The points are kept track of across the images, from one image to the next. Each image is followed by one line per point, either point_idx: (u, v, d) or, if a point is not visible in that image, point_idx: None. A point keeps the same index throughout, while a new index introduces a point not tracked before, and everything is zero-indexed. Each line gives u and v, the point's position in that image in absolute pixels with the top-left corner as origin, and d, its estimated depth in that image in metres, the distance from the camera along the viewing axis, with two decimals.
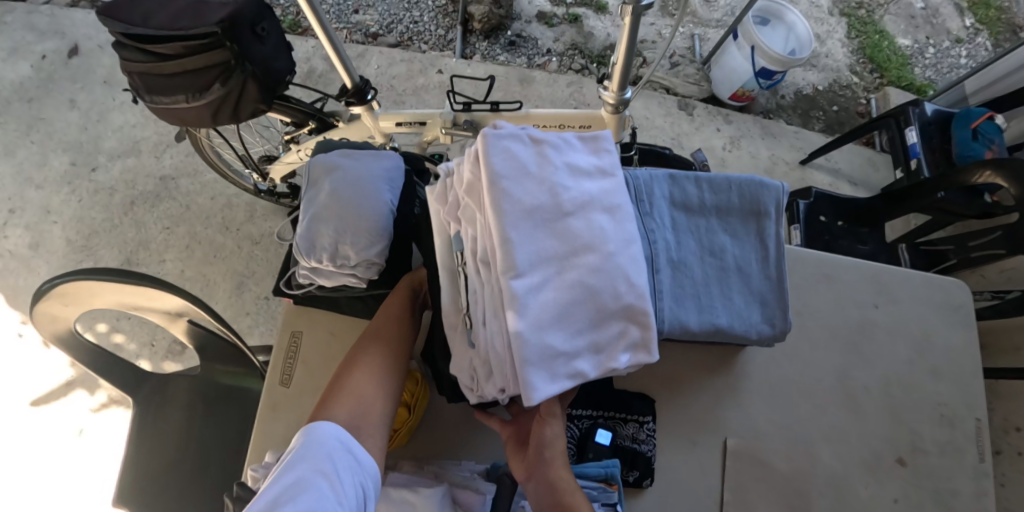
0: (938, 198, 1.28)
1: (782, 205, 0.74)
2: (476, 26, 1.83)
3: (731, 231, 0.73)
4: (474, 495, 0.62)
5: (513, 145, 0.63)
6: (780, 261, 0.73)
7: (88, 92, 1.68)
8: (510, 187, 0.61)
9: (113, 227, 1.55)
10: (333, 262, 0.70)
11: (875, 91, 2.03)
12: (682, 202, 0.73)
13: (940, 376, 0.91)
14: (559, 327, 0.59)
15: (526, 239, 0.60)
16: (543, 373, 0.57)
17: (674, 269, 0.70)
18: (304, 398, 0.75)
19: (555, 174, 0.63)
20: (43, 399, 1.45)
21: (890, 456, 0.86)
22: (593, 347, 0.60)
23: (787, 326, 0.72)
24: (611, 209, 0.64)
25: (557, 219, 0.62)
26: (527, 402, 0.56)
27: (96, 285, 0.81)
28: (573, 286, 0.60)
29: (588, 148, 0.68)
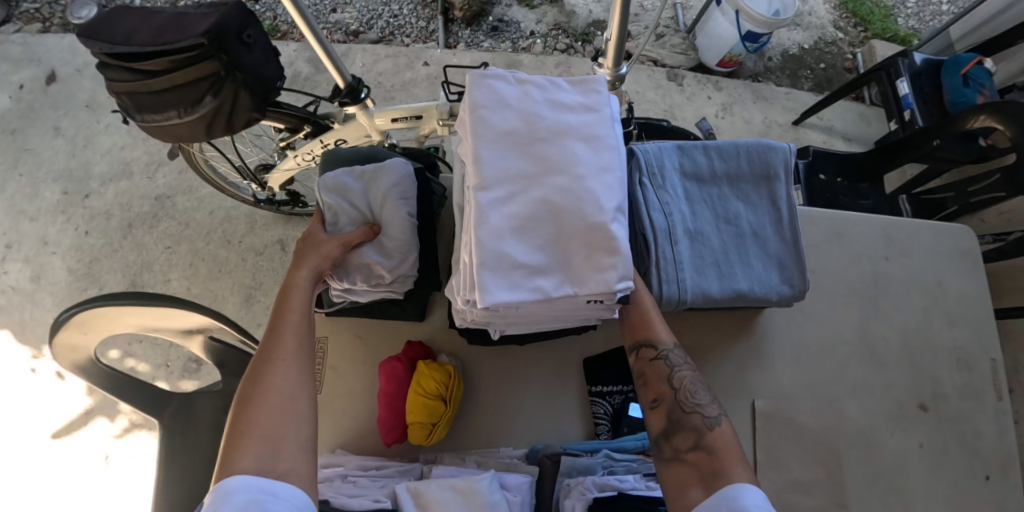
0: (935, 146, 1.28)
1: (791, 167, 0.75)
2: (457, 14, 1.81)
3: (742, 193, 0.74)
4: (518, 478, 0.60)
5: (496, 82, 0.63)
6: (794, 223, 0.74)
7: (72, 118, 1.65)
8: (485, 115, 0.61)
9: (114, 251, 1.54)
10: (368, 283, 0.71)
11: (861, 45, 2.04)
12: (693, 171, 0.73)
13: (955, 323, 0.94)
14: (520, 238, 0.58)
15: (496, 159, 0.60)
16: (502, 280, 0.57)
17: (692, 238, 0.70)
18: (334, 403, 0.74)
19: (534, 105, 0.62)
20: (64, 430, 1.45)
21: (913, 403, 0.89)
22: (556, 266, 0.59)
23: (805, 286, 0.73)
24: (589, 139, 0.62)
25: (531, 144, 0.61)
26: (481, 302, 0.56)
27: (113, 309, 0.81)
28: (539, 204, 0.59)
29: (577, 86, 0.65)
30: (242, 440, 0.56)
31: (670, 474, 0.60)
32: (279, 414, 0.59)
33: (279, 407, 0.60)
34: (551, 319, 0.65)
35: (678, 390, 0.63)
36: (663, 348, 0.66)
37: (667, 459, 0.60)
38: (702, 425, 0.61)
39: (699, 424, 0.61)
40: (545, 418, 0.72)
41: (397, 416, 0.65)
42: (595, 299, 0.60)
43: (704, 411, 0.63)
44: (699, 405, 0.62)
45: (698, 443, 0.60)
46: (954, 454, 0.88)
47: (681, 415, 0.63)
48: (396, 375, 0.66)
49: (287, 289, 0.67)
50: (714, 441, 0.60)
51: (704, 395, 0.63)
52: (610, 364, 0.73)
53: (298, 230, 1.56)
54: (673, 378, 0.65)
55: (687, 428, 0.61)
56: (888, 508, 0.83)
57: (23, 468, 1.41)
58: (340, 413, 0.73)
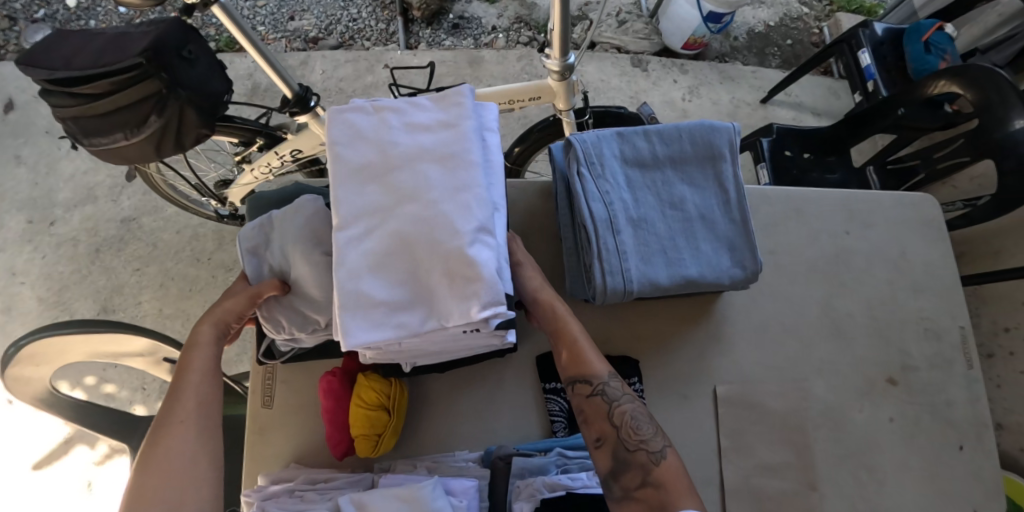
0: (899, 114, 1.28)
1: (736, 146, 0.73)
2: (416, 14, 1.79)
3: (688, 174, 0.72)
4: (463, 483, 0.59)
5: (352, 113, 0.59)
6: (743, 203, 0.72)
7: (32, 145, 1.63)
8: (339, 151, 0.58)
9: (83, 277, 1.52)
10: (304, 331, 0.66)
11: (826, 19, 2.03)
12: (633, 156, 0.71)
13: (921, 292, 0.93)
14: (378, 274, 0.55)
15: (350, 195, 0.56)
16: (361, 320, 0.54)
17: (635, 225, 0.69)
18: (287, 418, 0.72)
19: (390, 132, 0.59)
20: (44, 460, 1.43)
21: (881, 377, 0.88)
22: (419, 298, 0.55)
23: (758, 267, 0.71)
24: (444, 160, 0.57)
25: (385, 174, 0.57)
26: (342, 345, 0.53)
27: (60, 339, 0.79)
28: (393, 238, 0.55)
29: (438, 104, 0.60)
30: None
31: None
32: (178, 486, 0.57)
33: (177, 479, 0.58)
34: (448, 348, 0.61)
35: (620, 425, 0.60)
36: (599, 383, 0.62)
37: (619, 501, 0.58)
38: (647, 460, 0.59)
39: (645, 462, 0.59)
40: (502, 419, 0.70)
41: (342, 430, 0.64)
42: (471, 328, 0.55)
43: (648, 444, 0.60)
44: (642, 439, 0.60)
45: (645, 480, 0.58)
46: (925, 426, 0.87)
47: (626, 453, 0.60)
48: (334, 389, 0.64)
49: (196, 347, 0.67)
50: (661, 477, 0.58)
51: (647, 426, 0.60)
52: None
53: None
54: (614, 414, 0.61)
55: (633, 465, 0.58)
56: (860, 484, 0.82)
57: (5, 501, 1.40)
58: (294, 427, 0.72)
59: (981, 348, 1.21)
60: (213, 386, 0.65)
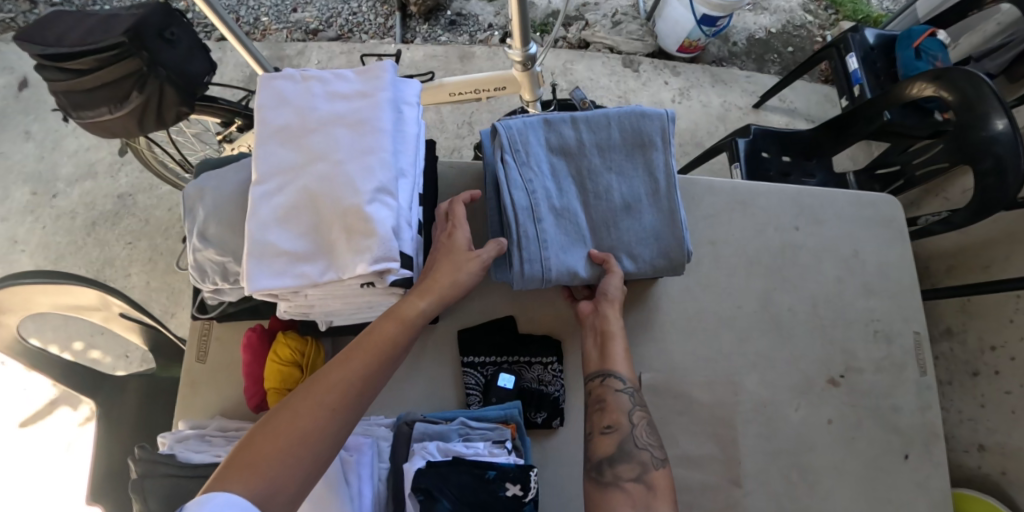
0: (885, 119, 1.24)
1: (667, 133, 0.74)
2: (413, 10, 1.83)
3: (621, 159, 0.73)
4: (357, 441, 0.61)
5: (280, 82, 0.59)
6: (672, 192, 0.73)
7: (41, 122, 1.72)
8: (262, 113, 0.57)
9: (78, 249, 1.59)
10: (227, 281, 0.66)
11: (831, 27, 2.02)
12: (562, 143, 0.73)
13: (873, 294, 0.91)
14: (285, 226, 0.53)
15: (268, 153, 0.55)
16: (264, 268, 0.52)
17: (558, 214, 0.70)
18: (218, 374, 0.75)
19: (312, 97, 0.58)
20: (30, 420, 1.50)
21: (822, 377, 0.86)
22: (323, 251, 0.53)
23: (683, 256, 0.71)
24: (356, 124, 0.56)
25: (301, 135, 0.56)
26: (243, 289, 0.51)
27: (24, 289, 0.85)
28: (302, 193, 0.54)
29: (362, 76, 0.59)
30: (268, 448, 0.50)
31: (605, 499, 0.60)
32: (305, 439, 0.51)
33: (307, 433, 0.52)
34: (362, 307, 0.62)
35: (635, 425, 0.63)
36: (629, 388, 0.65)
37: (606, 484, 0.60)
38: (650, 461, 0.62)
39: (647, 461, 0.61)
40: (418, 390, 0.72)
41: (257, 384, 0.67)
42: (367, 282, 0.54)
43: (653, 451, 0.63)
44: (651, 444, 0.63)
45: (639, 476, 0.61)
46: (867, 429, 0.85)
47: (632, 448, 0.62)
48: (254, 345, 0.67)
49: (401, 315, 0.59)
50: (655, 481, 0.61)
51: (656, 439, 0.64)
52: (482, 335, 0.73)
53: None
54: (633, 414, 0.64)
55: (636, 461, 0.61)
56: (790, 483, 0.81)
57: None
58: (224, 382, 0.74)
59: (964, 366, 1.12)
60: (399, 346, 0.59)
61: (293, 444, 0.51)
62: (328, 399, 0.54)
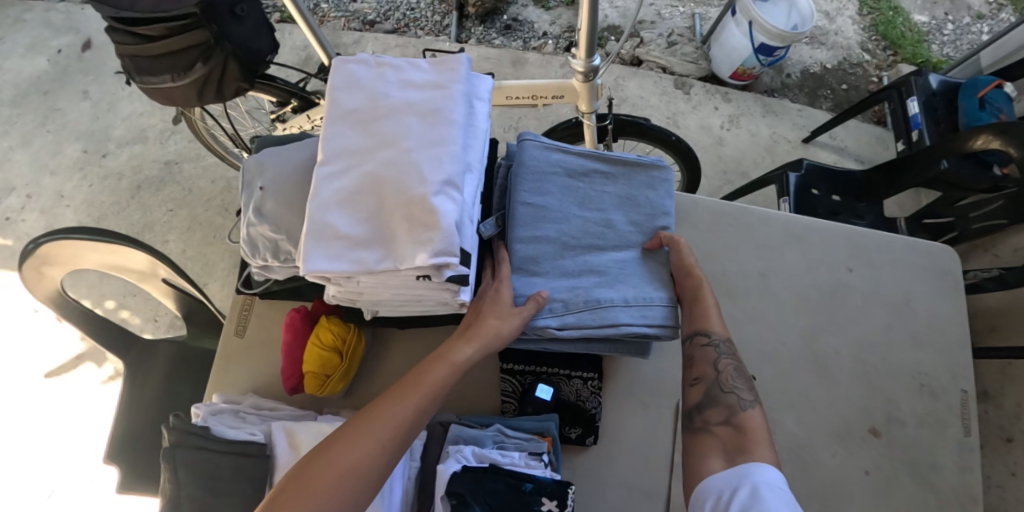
0: (942, 168, 1.21)
1: (541, 148, 0.69)
2: (471, 11, 1.84)
3: (566, 193, 0.68)
4: None
5: (356, 64, 0.58)
6: (602, 157, 0.71)
7: (100, 84, 1.78)
8: (335, 93, 0.56)
9: (121, 210, 1.63)
10: (277, 259, 0.65)
11: (889, 68, 1.98)
12: (534, 254, 0.66)
13: (922, 345, 0.88)
14: (346, 209, 0.51)
15: (336, 134, 0.54)
16: (320, 250, 0.50)
17: (605, 281, 0.66)
18: (255, 351, 0.75)
19: (386, 81, 0.56)
20: (55, 371, 1.53)
21: (861, 426, 0.84)
22: (380, 237, 0.50)
23: (665, 167, 0.72)
24: (430, 111, 0.54)
25: (372, 117, 0.54)
26: (298, 269, 0.49)
27: (71, 243, 0.85)
28: (367, 176, 0.51)
29: (439, 64, 0.58)
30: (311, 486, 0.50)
31: (696, 444, 0.60)
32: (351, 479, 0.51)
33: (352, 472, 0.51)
34: (409, 300, 0.58)
35: (721, 372, 0.63)
36: (717, 340, 0.65)
37: (697, 429, 0.61)
38: (736, 404, 0.61)
39: (733, 405, 0.61)
40: (453, 392, 0.71)
41: (295, 366, 0.66)
42: (423, 276, 0.51)
43: (742, 394, 0.62)
44: (738, 388, 0.62)
45: (728, 419, 0.60)
46: (904, 485, 0.82)
47: (720, 393, 0.62)
48: (296, 326, 0.66)
49: (447, 358, 0.59)
50: (746, 422, 0.59)
51: (745, 384, 0.62)
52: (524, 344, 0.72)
53: None
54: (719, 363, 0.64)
55: (722, 405, 0.61)
56: None
57: (13, 404, 1.49)
58: (259, 361, 0.74)
59: (999, 430, 1.08)
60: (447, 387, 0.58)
61: (340, 481, 0.50)
62: (379, 435, 0.53)
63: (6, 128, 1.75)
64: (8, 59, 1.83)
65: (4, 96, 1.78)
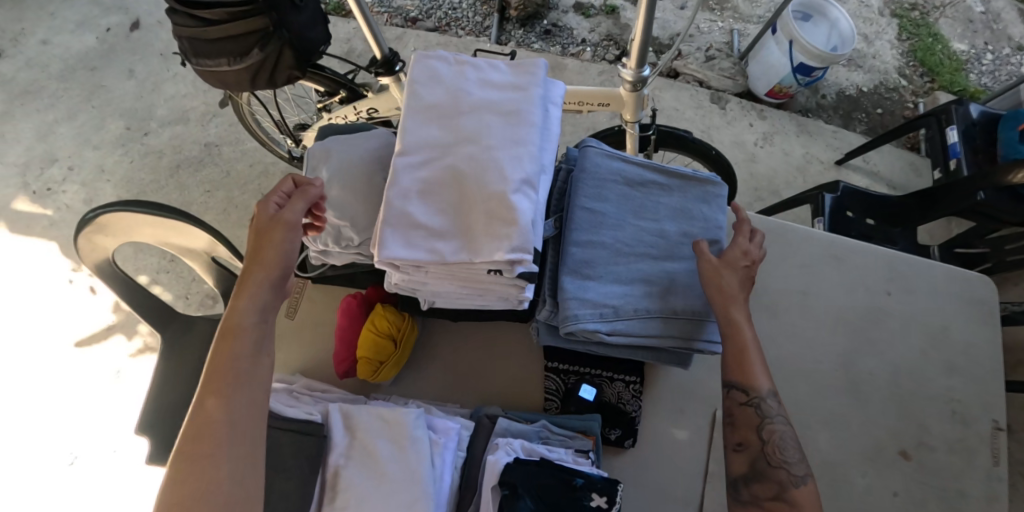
0: (979, 199, 1.22)
1: (603, 155, 0.72)
2: (513, 13, 1.86)
3: (624, 202, 0.71)
4: (448, 424, 0.61)
5: (436, 62, 0.61)
6: (661, 171, 0.73)
7: (145, 63, 1.81)
8: (416, 89, 0.59)
9: (159, 188, 1.66)
10: (338, 245, 0.67)
11: (925, 95, 1.98)
12: (588, 258, 0.67)
13: (956, 372, 0.89)
14: (425, 200, 0.54)
15: (416, 128, 0.57)
16: (398, 238, 0.53)
17: (655, 291, 0.67)
18: (304, 333, 0.76)
19: (465, 82, 0.59)
20: (86, 341, 1.56)
21: (892, 448, 0.84)
22: (457, 230, 0.53)
23: (720, 187, 0.74)
24: (508, 113, 0.57)
25: (452, 115, 0.57)
26: (376, 255, 0.52)
27: (126, 216, 0.87)
28: (447, 171, 0.55)
29: (515, 69, 0.61)
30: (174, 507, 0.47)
31: None
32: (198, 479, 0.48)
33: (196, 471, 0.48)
34: (470, 293, 0.60)
35: (768, 442, 0.63)
36: (759, 399, 0.63)
37: (743, 501, 0.62)
38: (787, 480, 0.61)
39: (783, 481, 0.61)
40: (497, 385, 0.72)
41: (349, 350, 0.68)
42: (495, 270, 0.54)
43: (792, 467, 0.62)
44: (787, 462, 0.62)
45: (778, 495, 0.61)
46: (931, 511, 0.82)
47: (766, 466, 0.62)
48: (352, 312, 0.68)
49: (229, 328, 0.55)
50: (796, 499, 0.61)
51: (795, 451, 0.63)
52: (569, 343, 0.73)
53: None
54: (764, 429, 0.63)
55: (771, 481, 0.61)
56: None
57: (44, 370, 1.53)
58: (308, 343, 0.75)
59: None
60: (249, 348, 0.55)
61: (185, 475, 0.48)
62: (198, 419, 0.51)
63: (53, 101, 1.79)
64: (58, 34, 1.87)
65: (52, 69, 1.82)
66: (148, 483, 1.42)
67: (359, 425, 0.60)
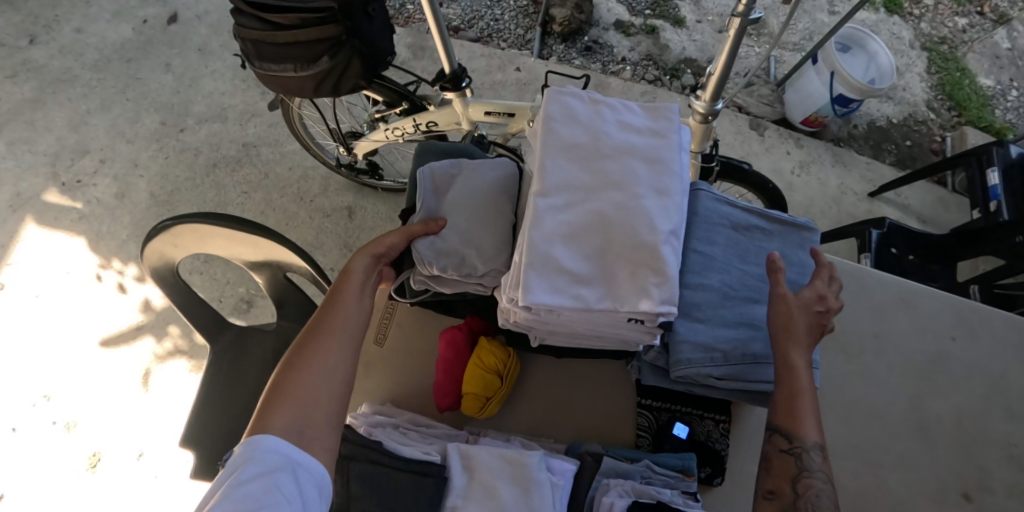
0: (1016, 241, 1.28)
1: (710, 196, 0.73)
2: (555, 28, 1.86)
3: (731, 245, 0.72)
4: (564, 464, 0.62)
5: (570, 98, 0.63)
6: (764, 214, 0.74)
7: (183, 58, 1.79)
8: (555, 127, 0.61)
9: (195, 186, 1.64)
10: (458, 273, 0.66)
11: (952, 129, 2.02)
12: (699, 300, 0.68)
13: (1015, 419, 0.85)
14: (570, 245, 0.56)
15: (558, 168, 0.59)
16: (545, 282, 0.55)
17: (759, 336, 0.68)
18: (396, 359, 0.76)
19: (603, 123, 0.61)
20: (112, 340, 1.53)
21: (955, 490, 0.82)
22: (602, 277, 0.56)
23: (813, 231, 0.75)
24: (652, 160, 0.59)
25: (594, 158, 0.59)
26: (524, 298, 0.54)
27: (190, 227, 0.83)
28: (593, 216, 0.57)
29: (649, 112, 0.63)
30: (283, 398, 0.59)
31: None
32: (319, 383, 0.61)
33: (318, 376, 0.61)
34: (594, 336, 0.63)
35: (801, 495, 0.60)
36: (802, 449, 0.62)
37: None
38: None
39: None
40: (591, 418, 0.73)
41: (452, 384, 0.69)
42: (636, 319, 0.57)
43: None
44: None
45: None
46: None
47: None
48: (457, 343, 0.70)
49: (349, 267, 0.68)
50: None
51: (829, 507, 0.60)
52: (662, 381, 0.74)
53: (367, 200, 1.61)
54: (799, 481, 0.61)
55: None
56: None
57: (68, 369, 1.50)
58: (402, 369, 0.75)
59: None
60: (365, 290, 0.68)
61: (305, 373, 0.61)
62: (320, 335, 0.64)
63: (85, 92, 1.76)
64: (93, 23, 1.84)
65: (86, 59, 1.79)
66: (176, 489, 1.39)
67: (477, 467, 0.61)
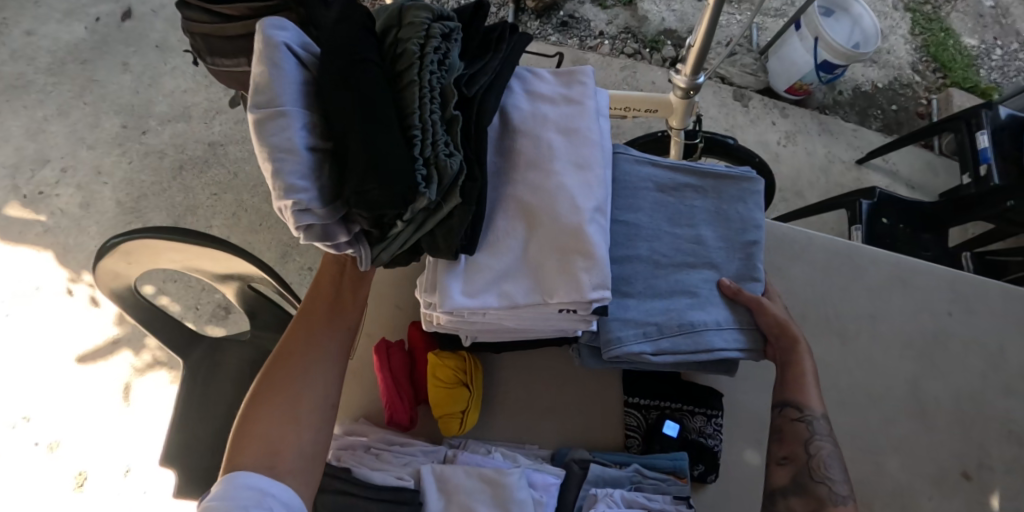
0: (1007, 207, 1.27)
1: (626, 156, 0.69)
2: (529, 5, 1.80)
3: (657, 209, 0.68)
4: (548, 477, 0.60)
5: None
6: (688, 165, 0.69)
7: (141, 56, 1.71)
8: None
9: (162, 191, 1.58)
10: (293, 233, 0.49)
11: (938, 91, 1.97)
12: (626, 274, 0.65)
13: (1013, 394, 0.83)
14: (486, 237, 0.55)
15: None
16: (462, 281, 0.54)
17: (696, 303, 0.65)
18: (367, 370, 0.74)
19: (511, 99, 0.61)
20: (89, 357, 1.48)
21: (954, 471, 0.80)
22: (527, 269, 0.55)
23: (755, 180, 0.69)
24: (567, 131, 0.58)
25: (505, 138, 0.58)
26: (441, 305, 0.53)
27: (147, 243, 0.78)
28: (509, 202, 0.56)
29: (561, 80, 0.62)
30: (247, 437, 0.57)
31: None
32: (285, 421, 0.57)
33: (285, 409, 0.58)
34: (532, 326, 0.60)
35: (815, 458, 0.63)
36: (810, 417, 0.65)
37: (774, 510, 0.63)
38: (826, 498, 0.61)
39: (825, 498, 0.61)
40: (577, 421, 0.70)
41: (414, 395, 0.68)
42: (568, 308, 0.55)
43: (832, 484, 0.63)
44: (830, 477, 0.62)
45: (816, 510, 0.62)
46: None
47: (807, 481, 0.63)
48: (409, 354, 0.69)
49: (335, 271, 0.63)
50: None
51: (836, 468, 0.63)
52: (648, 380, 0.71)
53: None
54: (810, 444, 0.64)
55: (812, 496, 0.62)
56: None
57: (44, 388, 1.45)
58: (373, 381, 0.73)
59: None
60: (346, 304, 0.63)
61: (276, 401, 0.58)
62: (291, 353, 0.60)
63: (41, 97, 1.67)
64: (44, 24, 1.75)
65: (39, 62, 1.71)
66: (165, 505, 1.36)
67: (455, 489, 0.58)
